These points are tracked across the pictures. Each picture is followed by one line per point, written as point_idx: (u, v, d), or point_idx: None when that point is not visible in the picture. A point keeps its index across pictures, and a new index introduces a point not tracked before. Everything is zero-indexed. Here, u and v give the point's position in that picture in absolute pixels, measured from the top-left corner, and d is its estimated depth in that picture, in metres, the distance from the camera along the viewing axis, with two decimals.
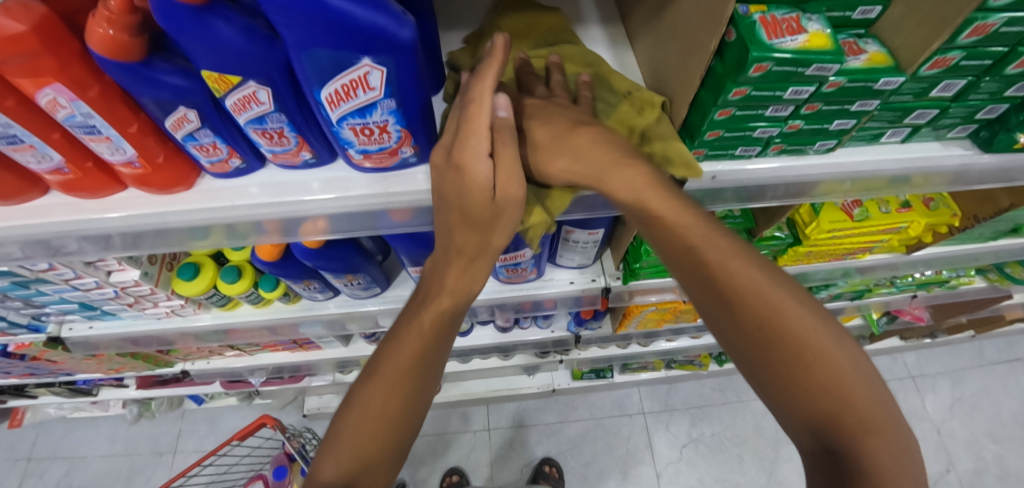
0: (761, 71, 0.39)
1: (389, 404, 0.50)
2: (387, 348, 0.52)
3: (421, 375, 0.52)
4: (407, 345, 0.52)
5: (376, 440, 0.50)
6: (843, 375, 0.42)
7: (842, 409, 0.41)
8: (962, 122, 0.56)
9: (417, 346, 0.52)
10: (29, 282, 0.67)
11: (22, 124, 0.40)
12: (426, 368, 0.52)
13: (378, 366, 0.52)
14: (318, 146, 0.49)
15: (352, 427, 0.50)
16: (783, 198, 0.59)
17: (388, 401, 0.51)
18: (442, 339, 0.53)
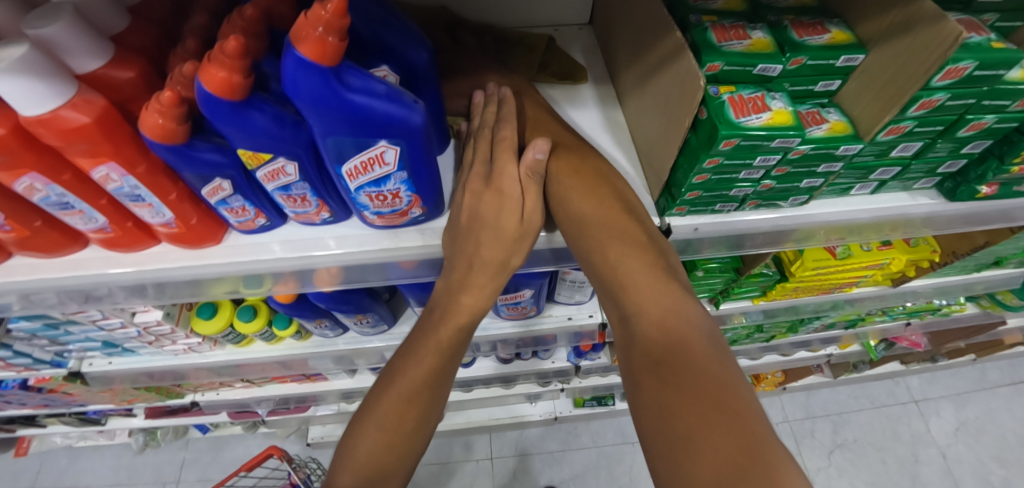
0: (731, 145, 0.45)
1: (406, 415, 0.55)
2: (405, 363, 0.57)
3: (437, 387, 0.57)
4: (425, 360, 0.56)
5: (395, 448, 0.54)
6: (744, 394, 0.37)
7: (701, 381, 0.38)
8: (925, 175, 0.60)
9: (434, 360, 0.57)
10: (59, 323, 0.72)
11: (76, 192, 0.46)
12: (441, 380, 0.57)
13: (396, 379, 0.56)
14: (335, 207, 0.54)
15: (371, 437, 0.54)
16: (762, 247, 0.63)
17: (406, 413, 0.55)
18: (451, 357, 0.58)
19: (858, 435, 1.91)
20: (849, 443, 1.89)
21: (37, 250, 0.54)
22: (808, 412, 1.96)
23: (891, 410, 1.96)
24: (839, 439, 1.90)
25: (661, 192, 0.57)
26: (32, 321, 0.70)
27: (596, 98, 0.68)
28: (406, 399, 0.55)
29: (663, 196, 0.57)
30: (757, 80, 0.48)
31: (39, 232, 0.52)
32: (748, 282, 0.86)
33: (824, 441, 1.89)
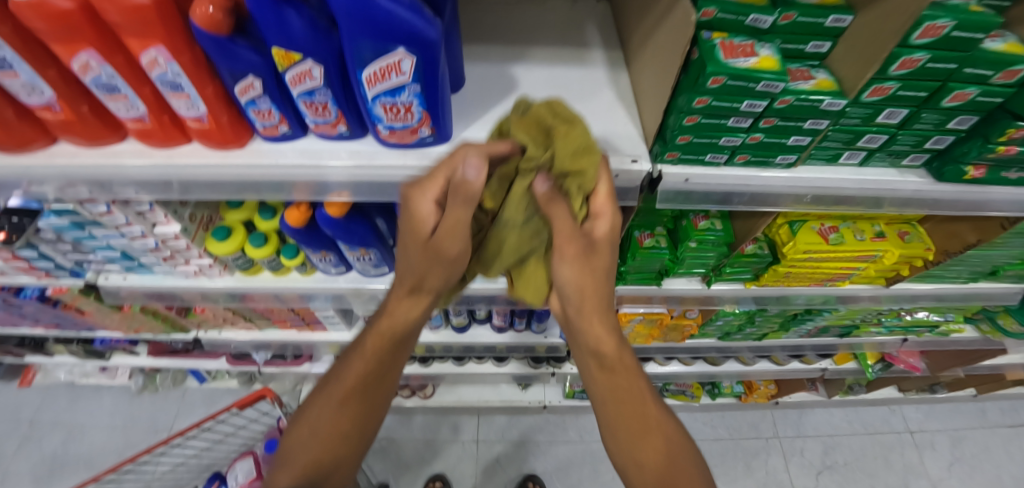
0: (718, 84, 0.48)
1: (348, 417, 0.66)
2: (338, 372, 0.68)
3: (362, 397, 0.67)
4: (353, 369, 0.67)
5: (324, 449, 0.66)
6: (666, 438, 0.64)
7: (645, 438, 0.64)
8: (912, 150, 0.63)
9: (362, 369, 0.67)
10: (85, 224, 0.78)
11: (125, 77, 0.52)
12: (369, 387, 0.67)
13: (330, 385, 0.68)
14: (352, 121, 0.58)
15: (306, 437, 0.66)
16: (749, 205, 0.65)
17: (336, 419, 0.66)
18: (393, 363, 0.68)
19: (849, 458, 1.83)
20: (839, 466, 1.81)
21: (82, 137, 0.61)
22: (799, 430, 1.87)
23: (886, 438, 1.88)
24: (829, 460, 1.82)
25: (655, 140, 0.59)
26: (62, 218, 0.76)
27: (606, 59, 0.71)
28: (328, 416, 0.66)
29: (656, 143, 0.59)
30: (749, 31, 0.51)
31: (84, 119, 0.59)
32: (740, 260, 0.86)
33: (813, 461, 1.81)
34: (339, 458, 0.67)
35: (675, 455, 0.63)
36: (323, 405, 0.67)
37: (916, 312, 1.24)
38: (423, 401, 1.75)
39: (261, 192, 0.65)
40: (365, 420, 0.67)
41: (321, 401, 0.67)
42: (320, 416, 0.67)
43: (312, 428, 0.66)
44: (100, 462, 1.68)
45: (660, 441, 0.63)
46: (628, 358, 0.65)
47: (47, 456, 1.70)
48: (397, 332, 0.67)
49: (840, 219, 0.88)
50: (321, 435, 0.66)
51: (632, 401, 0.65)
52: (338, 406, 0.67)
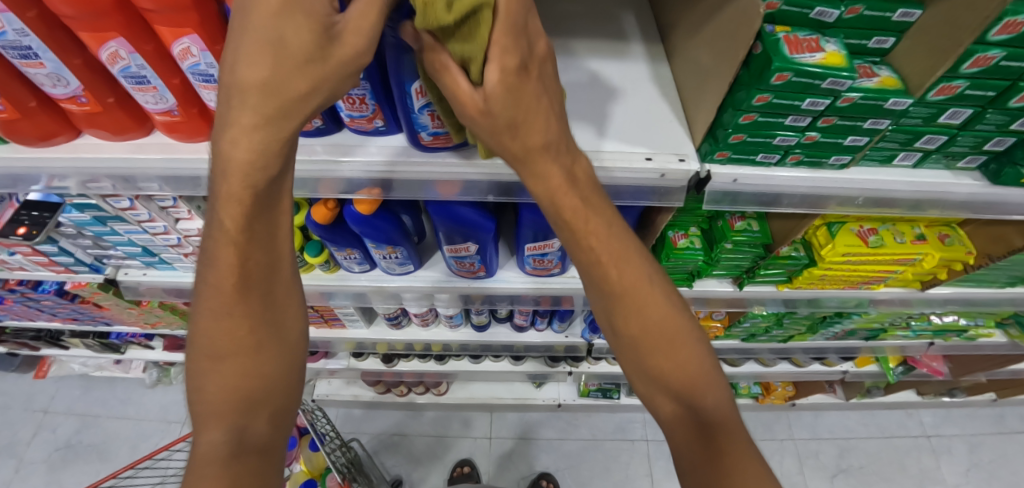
0: (782, 80, 0.46)
1: (243, 382, 0.48)
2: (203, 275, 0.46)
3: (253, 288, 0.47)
4: (221, 262, 0.45)
5: (243, 370, 0.48)
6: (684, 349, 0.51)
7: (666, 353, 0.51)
8: (970, 152, 0.60)
9: (234, 257, 0.45)
10: (107, 219, 0.76)
11: (154, 67, 0.50)
12: (255, 274, 0.47)
13: (202, 299, 0.47)
14: (389, 115, 0.56)
15: (214, 371, 0.47)
16: (801, 207, 0.62)
17: (234, 326, 0.47)
18: (269, 297, 0.49)
19: (865, 462, 1.79)
20: (854, 469, 1.77)
21: (107, 129, 0.59)
22: (813, 432, 1.84)
23: (902, 442, 1.83)
24: (844, 464, 1.78)
25: (704, 137, 0.57)
26: (84, 213, 0.75)
27: (646, 53, 0.68)
28: (224, 326, 0.47)
29: (705, 141, 0.57)
30: (812, 24, 0.49)
31: (110, 110, 0.57)
32: (775, 263, 0.84)
33: (828, 464, 1.78)
34: (252, 440, 0.49)
35: (677, 339, 0.51)
36: (198, 378, 0.48)
37: (945, 316, 1.20)
38: (436, 398, 1.74)
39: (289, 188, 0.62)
40: (275, 379, 0.50)
41: (197, 374, 0.48)
42: (200, 392, 0.48)
43: (199, 413, 0.48)
44: (113, 453, 1.68)
45: (656, 328, 0.51)
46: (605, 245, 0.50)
47: (62, 446, 1.70)
48: (257, 260, 0.46)
49: (879, 221, 0.85)
50: (210, 416, 0.48)
51: (606, 279, 0.50)
52: (218, 372, 0.47)
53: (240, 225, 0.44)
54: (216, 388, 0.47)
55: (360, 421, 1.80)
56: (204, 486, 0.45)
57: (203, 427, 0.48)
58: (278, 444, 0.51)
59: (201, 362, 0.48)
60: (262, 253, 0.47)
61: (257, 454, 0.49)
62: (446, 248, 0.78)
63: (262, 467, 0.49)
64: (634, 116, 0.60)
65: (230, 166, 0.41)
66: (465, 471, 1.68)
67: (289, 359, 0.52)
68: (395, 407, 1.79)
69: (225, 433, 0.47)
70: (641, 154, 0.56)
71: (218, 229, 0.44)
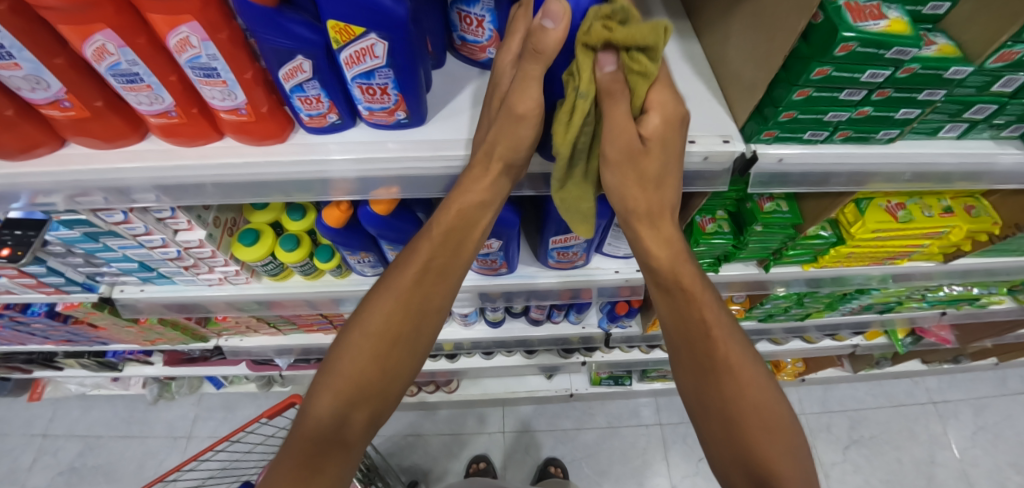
0: (846, 51, 0.42)
1: (369, 373, 0.57)
2: (395, 268, 0.60)
3: (423, 297, 0.59)
4: (412, 266, 0.59)
5: (374, 362, 0.57)
6: (754, 400, 0.56)
7: (739, 400, 0.56)
8: (1016, 121, 0.59)
9: (425, 263, 0.59)
10: (100, 234, 0.71)
11: (147, 63, 0.45)
12: (429, 288, 0.60)
13: (385, 285, 0.60)
14: (413, 108, 0.50)
15: (353, 353, 0.58)
16: (846, 187, 0.59)
17: (393, 320, 0.58)
18: (424, 317, 0.60)
19: (875, 432, 1.81)
20: (866, 439, 1.79)
21: (97, 136, 0.54)
22: (824, 406, 1.86)
23: (909, 409, 1.85)
24: (855, 435, 1.80)
25: (749, 117, 0.53)
26: (75, 229, 0.69)
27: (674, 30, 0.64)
28: (387, 314, 0.58)
29: (750, 120, 0.53)
30: None
31: (100, 114, 0.52)
32: (804, 243, 0.82)
33: (840, 436, 1.80)
34: (349, 425, 0.57)
35: (754, 388, 0.57)
36: (342, 355, 0.58)
37: (960, 286, 1.19)
38: (448, 395, 1.72)
39: (301, 191, 0.58)
40: (392, 381, 0.59)
41: (343, 347, 0.59)
42: (336, 366, 0.58)
43: (325, 382, 0.57)
44: (120, 473, 1.63)
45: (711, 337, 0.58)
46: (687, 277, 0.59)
47: (64, 469, 1.64)
48: (437, 266, 0.59)
49: (907, 196, 0.83)
50: (334, 385, 0.57)
51: (685, 292, 0.58)
52: (359, 354, 0.58)
53: (444, 239, 0.59)
54: (350, 370, 0.57)
55: None
56: (295, 455, 0.55)
57: (320, 394, 0.57)
58: (358, 443, 0.58)
59: (353, 344, 0.58)
60: (441, 264, 0.60)
61: (342, 448, 0.57)
62: None
63: (341, 461, 0.57)
64: None
65: (467, 196, 0.55)
66: (482, 467, 1.66)
67: (410, 369, 0.61)
68: (407, 407, 1.77)
69: (334, 408, 0.56)
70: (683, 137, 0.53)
71: (427, 239, 0.59)
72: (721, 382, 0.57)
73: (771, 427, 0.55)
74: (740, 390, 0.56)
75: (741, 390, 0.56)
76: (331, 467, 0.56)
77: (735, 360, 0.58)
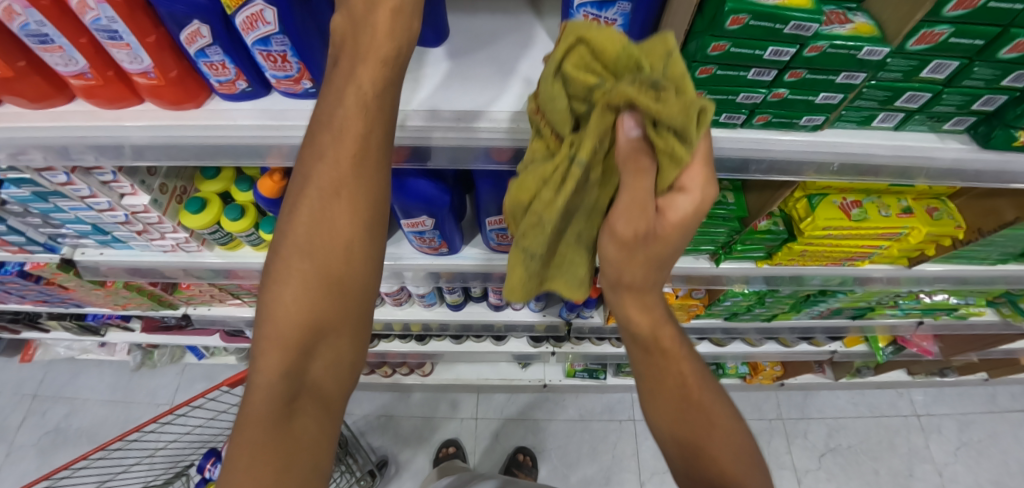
0: (739, 25, 0.41)
1: (317, 302, 0.45)
2: (314, 154, 0.44)
3: (364, 185, 0.44)
4: (335, 141, 0.43)
5: (316, 292, 0.45)
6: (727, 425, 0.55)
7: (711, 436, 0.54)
8: (956, 112, 0.56)
9: (353, 133, 0.42)
10: (47, 195, 0.73)
11: (55, 25, 0.46)
12: (367, 171, 0.44)
13: (307, 180, 0.44)
14: (318, 77, 0.51)
15: (289, 288, 0.45)
16: (769, 175, 0.58)
17: (330, 228, 0.44)
18: (367, 219, 0.45)
19: (854, 441, 1.77)
20: (843, 448, 1.76)
21: (23, 97, 0.55)
22: (803, 412, 1.82)
23: (892, 421, 1.81)
24: (833, 443, 1.77)
25: None
26: (23, 188, 0.71)
27: None
28: (319, 220, 0.44)
29: None
30: None
31: (23, 75, 0.53)
32: (753, 238, 0.80)
33: (817, 443, 1.76)
34: (312, 374, 0.47)
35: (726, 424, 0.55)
36: (273, 294, 0.45)
37: (935, 295, 1.15)
38: (421, 378, 1.74)
39: (223, 157, 0.58)
40: (349, 312, 0.46)
41: (277, 277, 0.45)
42: (270, 312, 0.45)
43: (264, 337, 0.45)
44: (103, 435, 1.69)
45: (707, 417, 0.55)
46: (665, 333, 0.56)
47: (52, 429, 1.71)
48: (373, 136, 0.43)
49: (863, 194, 0.80)
50: (277, 336, 0.45)
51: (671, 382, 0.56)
52: (292, 289, 0.45)
53: (373, 86, 0.42)
54: (288, 307, 0.44)
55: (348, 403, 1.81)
56: (256, 429, 0.44)
57: (265, 351, 0.45)
58: (336, 383, 0.48)
59: (280, 275, 0.45)
60: (367, 140, 0.43)
61: (316, 401, 0.47)
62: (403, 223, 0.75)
63: (320, 416, 0.48)
64: None
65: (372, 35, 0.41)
66: (451, 451, 1.68)
67: (369, 296, 0.48)
68: (381, 388, 1.79)
69: (286, 362, 0.45)
70: None
71: (349, 94, 0.42)
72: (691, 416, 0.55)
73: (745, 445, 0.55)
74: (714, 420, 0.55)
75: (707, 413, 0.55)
76: (308, 437, 0.46)
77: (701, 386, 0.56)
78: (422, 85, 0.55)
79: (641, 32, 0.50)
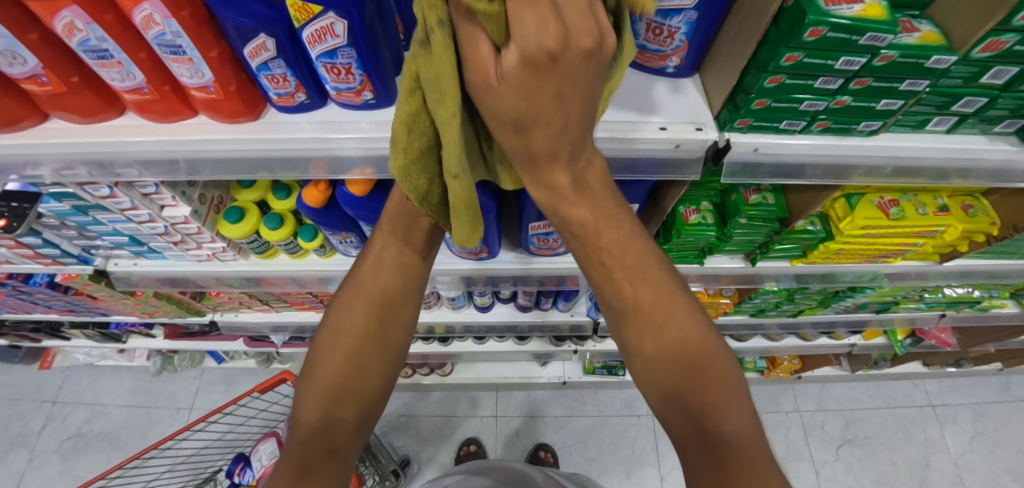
0: (816, 36, 0.41)
1: (345, 367, 0.54)
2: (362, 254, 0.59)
3: (396, 276, 0.57)
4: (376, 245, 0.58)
5: (344, 355, 0.54)
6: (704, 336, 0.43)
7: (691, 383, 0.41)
8: (1009, 115, 0.56)
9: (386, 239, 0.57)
10: (88, 208, 0.72)
11: (116, 40, 0.45)
12: (397, 268, 0.57)
13: (355, 274, 0.58)
14: (379, 89, 0.51)
15: (326, 351, 0.55)
16: (823, 179, 0.59)
17: (361, 308, 0.56)
18: (392, 306, 0.57)
19: (870, 432, 1.79)
20: (860, 439, 1.77)
21: (75, 112, 0.55)
22: (819, 404, 1.83)
23: (908, 412, 1.83)
24: (849, 435, 1.78)
25: (724, 103, 0.53)
26: (63, 202, 0.71)
27: None
28: (356, 304, 0.56)
29: (725, 107, 0.53)
30: None
31: (75, 90, 0.52)
32: (790, 238, 0.80)
33: (833, 435, 1.78)
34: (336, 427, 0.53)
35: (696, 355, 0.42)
36: (317, 359, 0.55)
37: (960, 288, 1.16)
38: (441, 378, 1.75)
39: (276, 170, 0.58)
40: (372, 373, 0.55)
41: (320, 342, 0.56)
42: (315, 370, 0.55)
43: (308, 387, 0.54)
44: (124, 440, 1.69)
45: (686, 343, 0.42)
46: (612, 222, 0.42)
47: (72, 435, 1.71)
48: (398, 239, 0.57)
49: (900, 192, 0.81)
50: (312, 390, 0.53)
51: (614, 281, 0.42)
52: (332, 352, 0.55)
53: (398, 211, 0.56)
54: (327, 373, 0.53)
55: None
56: (286, 460, 0.51)
57: (302, 403, 0.53)
58: (361, 425, 0.54)
59: (325, 345, 0.56)
60: (400, 244, 0.57)
61: (331, 458, 0.52)
62: None
63: (335, 474, 0.52)
64: (644, 84, 0.56)
65: None
66: (472, 449, 1.69)
67: (392, 366, 0.57)
68: (401, 388, 1.80)
69: (316, 412, 0.52)
70: (655, 124, 0.53)
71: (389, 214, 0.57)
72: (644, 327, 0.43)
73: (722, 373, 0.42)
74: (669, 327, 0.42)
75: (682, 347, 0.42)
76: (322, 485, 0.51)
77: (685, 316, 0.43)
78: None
79: (702, 39, 0.52)
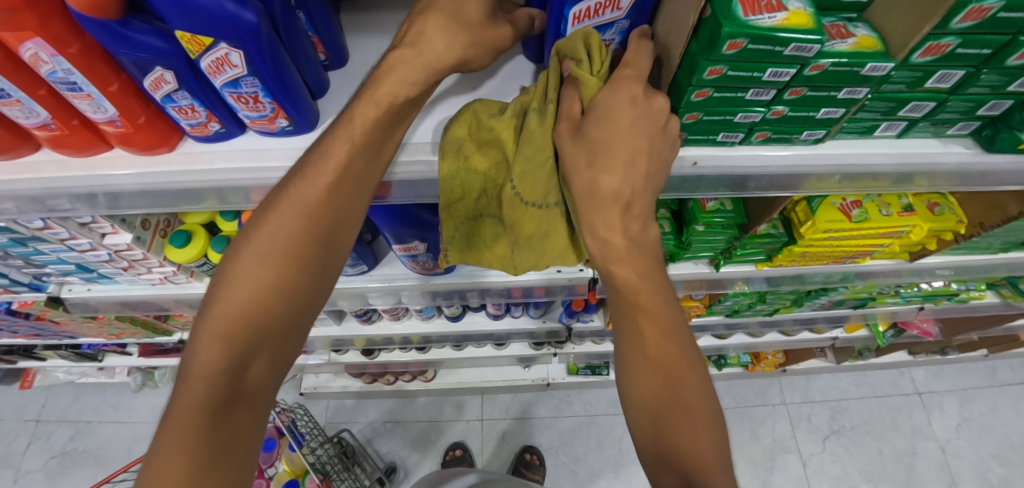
0: (736, 49, 0.39)
1: (267, 314, 0.47)
2: (295, 177, 0.46)
3: (335, 212, 0.47)
4: (318, 174, 0.46)
5: (255, 305, 0.47)
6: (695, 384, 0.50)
7: (681, 420, 0.48)
8: (962, 118, 0.54)
9: (335, 163, 0.46)
10: (26, 240, 0.70)
11: (10, 80, 0.43)
12: (339, 202, 0.47)
13: (283, 195, 0.47)
14: (295, 115, 0.49)
15: (228, 296, 0.47)
16: (767, 190, 0.58)
17: (287, 237, 0.47)
18: (332, 242, 0.49)
19: (857, 422, 1.78)
20: (846, 430, 1.77)
21: None
22: (806, 396, 1.83)
23: (894, 400, 1.82)
24: (836, 426, 1.78)
25: None
26: None
27: None
28: (282, 226, 0.47)
29: None
30: None
31: None
32: (752, 242, 0.79)
33: (821, 426, 1.78)
34: (251, 380, 0.48)
35: (696, 410, 0.49)
36: (217, 297, 0.47)
37: (936, 282, 1.14)
38: (425, 384, 1.73)
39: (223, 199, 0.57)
40: (293, 319, 0.49)
41: (225, 284, 0.47)
42: (211, 308, 0.47)
43: (207, 330, 0.47)
44: (109, 457, 1.69)
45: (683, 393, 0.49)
46: (633, 269, 0.49)
47: (57, 454, 1.70)
48: (357, 166, 0.46)
49: (863, 193, 0.79)
50: (215, 336, 0.46)
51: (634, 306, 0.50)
52: (242, 294, 0.47)
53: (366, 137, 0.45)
54: (232, 314, 0.46)
55: (351, 411, 1.80)
56: (182, 428, 0.44)
57: (203, 348, 0.46)
58: (269, 389, 0.50)
59: (233, 284, 0.47)
60: (360, 166, 0.46)
61: (250, 404, 0.48)
62: (396, 248, 0.73)
63: (251, 418, 0.48)
64: None
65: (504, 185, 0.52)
66: (458, 454, 1.69)
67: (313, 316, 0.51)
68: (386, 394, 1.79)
69: (222, 364, 0.46)
70: None
71: (343, 129, 0.46)
72: (651, 366, 0.50)
73: (711, 422, 0.48)
74: (674, 371, 0.49)
75: (682, 391, 0.49)
76: (236, 441, 0.46)
77: (677, 349, 0.50)
78: (435, 107, 0.54)
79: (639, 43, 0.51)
